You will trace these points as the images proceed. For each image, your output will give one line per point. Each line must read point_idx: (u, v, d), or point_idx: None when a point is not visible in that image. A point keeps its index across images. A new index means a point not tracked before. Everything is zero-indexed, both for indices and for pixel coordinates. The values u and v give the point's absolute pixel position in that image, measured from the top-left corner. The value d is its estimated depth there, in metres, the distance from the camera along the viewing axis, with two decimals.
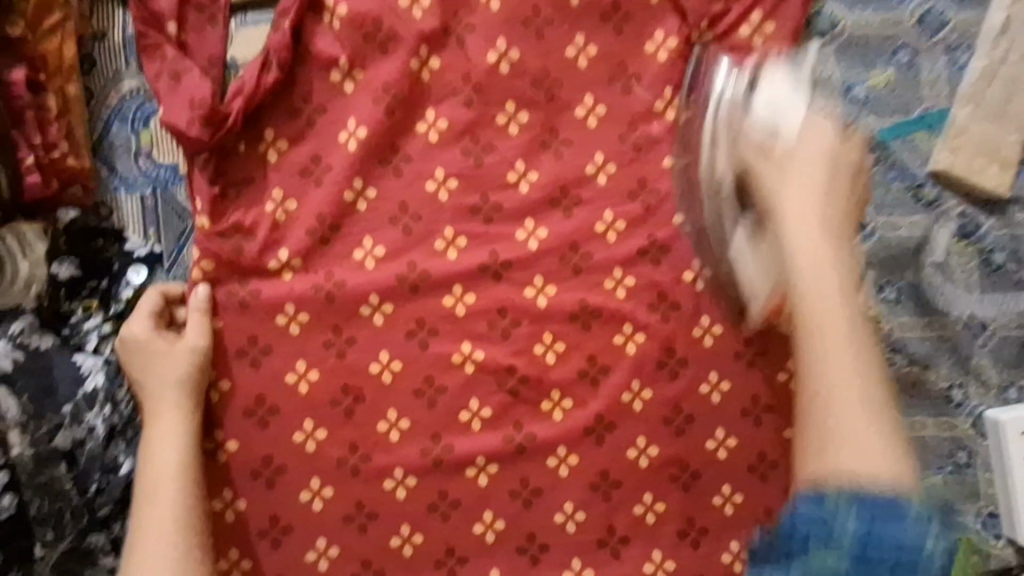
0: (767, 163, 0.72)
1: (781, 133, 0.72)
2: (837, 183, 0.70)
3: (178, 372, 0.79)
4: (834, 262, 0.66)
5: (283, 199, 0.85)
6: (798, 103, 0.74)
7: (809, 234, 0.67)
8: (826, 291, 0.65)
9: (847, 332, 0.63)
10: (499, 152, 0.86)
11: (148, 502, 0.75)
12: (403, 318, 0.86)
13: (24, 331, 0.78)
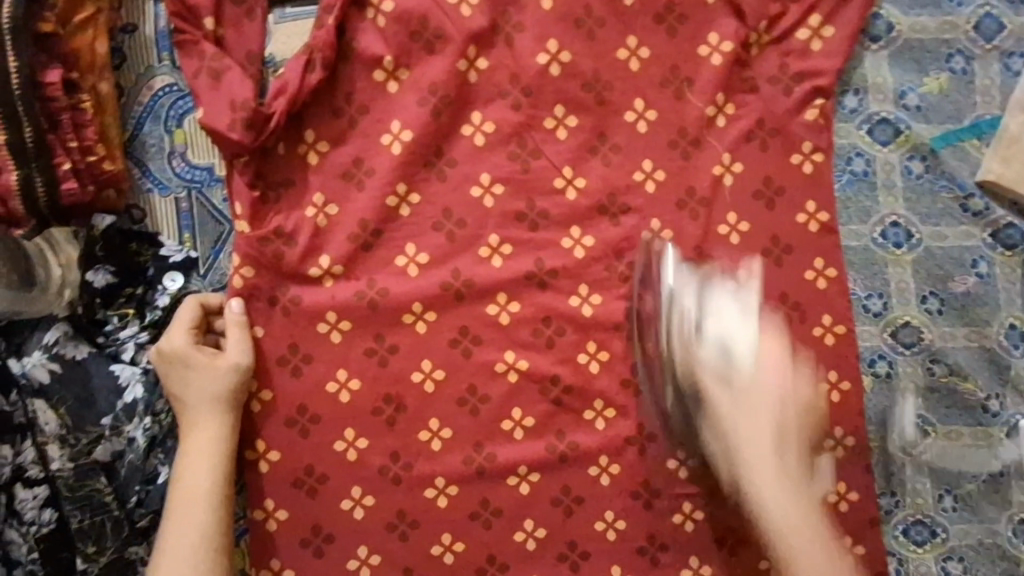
0: (719, 389, 0.68)
1: (734, 352, 0.69)
2: (790, 409, 0.68)
3: (217, 386, 0.77)
4: (783, 449, 0.66)
5: (323, 204, 0.82)
6: (749, 329, 0.70)
7: (750, 418, 0.67)
8: (761, 462, 0.66)
9: (811, 533, 0.64)
10: (547, 157, 0.84)
11: (178, 520, 0.74)
12: (447, 326, 0.85)
13: (57, 341, 0.77)
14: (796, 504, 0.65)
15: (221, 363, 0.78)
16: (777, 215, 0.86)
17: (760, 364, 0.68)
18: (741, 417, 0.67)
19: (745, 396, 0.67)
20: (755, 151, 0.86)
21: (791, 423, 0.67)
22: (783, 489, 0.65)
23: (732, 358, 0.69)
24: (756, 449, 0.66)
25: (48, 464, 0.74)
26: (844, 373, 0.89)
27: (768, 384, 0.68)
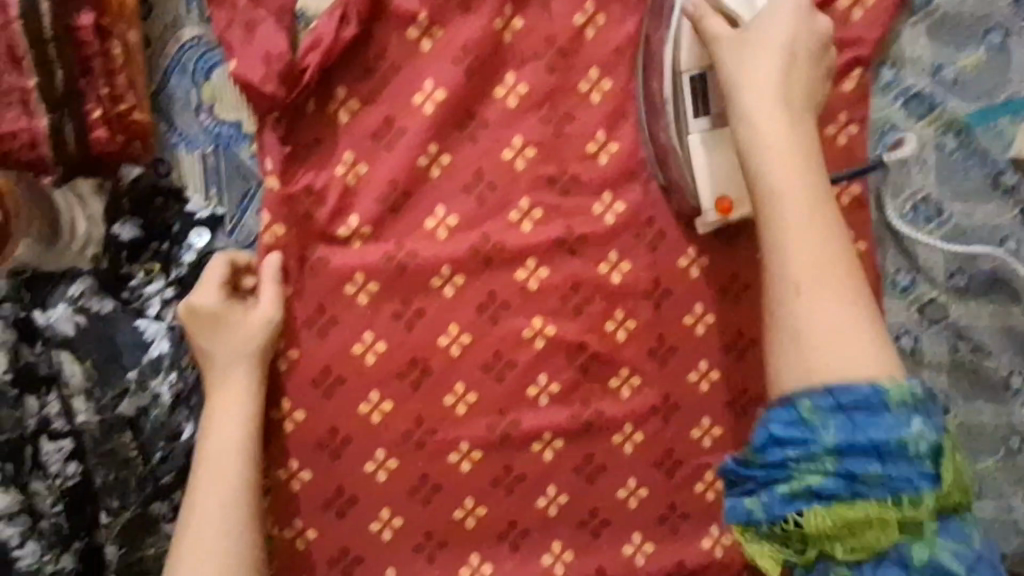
0: (730, 53, 0.72)
1: (750, 36, 0.71)
2: (794, 74, 0.70)
3: (247, 345, 0.76)
4: (795, 144, 0.68)
5: (353, 163, 0.81)
6: (773, 8, 0.71)
7: (774, 115, 0.68)
8: (779, 162, 0.67)
9: (816, 227, 0.65)
10: (581, 122, 0.84)
11: (207, 478, 0.73)
12: (475, 290, 0.84)
13: (83, 294, 0.75)
14: (816, 240, 0.65)
15: (251, 321, 0.77)
16: None
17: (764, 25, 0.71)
18: (782, 166, 0.67)
19: (748, 42, 0.71)
20: None
21: (818, 182, 0.66)
22: (801, 192, 0.66)
23: (740, 10, 0.73)
24: (773, 142, 0.67)
25: (72, 417, 0.73)
26: None
27: (787, 33, 0.70)
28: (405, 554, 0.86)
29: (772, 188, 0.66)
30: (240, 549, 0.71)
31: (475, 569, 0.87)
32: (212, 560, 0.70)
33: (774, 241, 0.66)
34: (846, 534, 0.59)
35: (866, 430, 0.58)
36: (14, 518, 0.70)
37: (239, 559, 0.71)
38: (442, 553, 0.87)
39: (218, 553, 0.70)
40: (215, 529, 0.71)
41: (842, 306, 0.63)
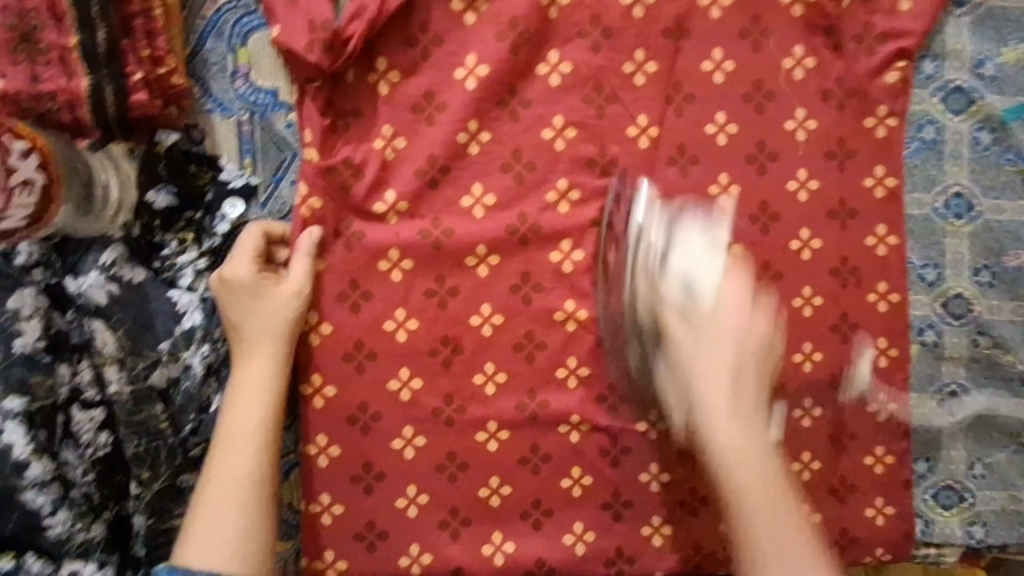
0: (684, 318, 0.68)
1: (696, 292, 0.68)
2: (749, 348, 0.66)
3: (277, 318, 0.75)
4: (749, 393, 0.65)
5: (392, 137, 0.80)
6: (713, 263, 0.69)
7: (729, 410, 0.64)
8: (744, 460, 0.64)
9: (779, 515, 0.63)
10: (622, 104, 0.83)
11: (227, 452, 0.72)
12: (509, 270, 0.84)
13: (115, 262, 0.74)
14: (781, 523, 0.63)
15: (282, 294, 0.76)
16: (846, 177, 0.87)
17: (716, 296, 0.67)
18: (745, 442, 0.64)
19: (695, 325, 0.67)
20: (829, 109, 0.85)
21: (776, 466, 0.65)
22: (755, 456, 0.64)
23: (689, 295, 0.68)
24: (724, 412, 0.64)
25: (104, 387, 0.72)
26: (894, 340, 0.91)
27: (729, 309, 0.67)
28: (430, 530, 0.86)
29: (733, 473, 0.64)
30: (255, 525, 0.70)
31: (497, 546, 0.87)
32: (227, 537, 0.69)
33: (738, 516, 0.64)
34: None
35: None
36: (47, 487, 0.69)
37: (253, 537, 0.69)
38: (466, 530, 0.86)
39: (232, 528, 0.69)
40: (231, 503, 0.70)
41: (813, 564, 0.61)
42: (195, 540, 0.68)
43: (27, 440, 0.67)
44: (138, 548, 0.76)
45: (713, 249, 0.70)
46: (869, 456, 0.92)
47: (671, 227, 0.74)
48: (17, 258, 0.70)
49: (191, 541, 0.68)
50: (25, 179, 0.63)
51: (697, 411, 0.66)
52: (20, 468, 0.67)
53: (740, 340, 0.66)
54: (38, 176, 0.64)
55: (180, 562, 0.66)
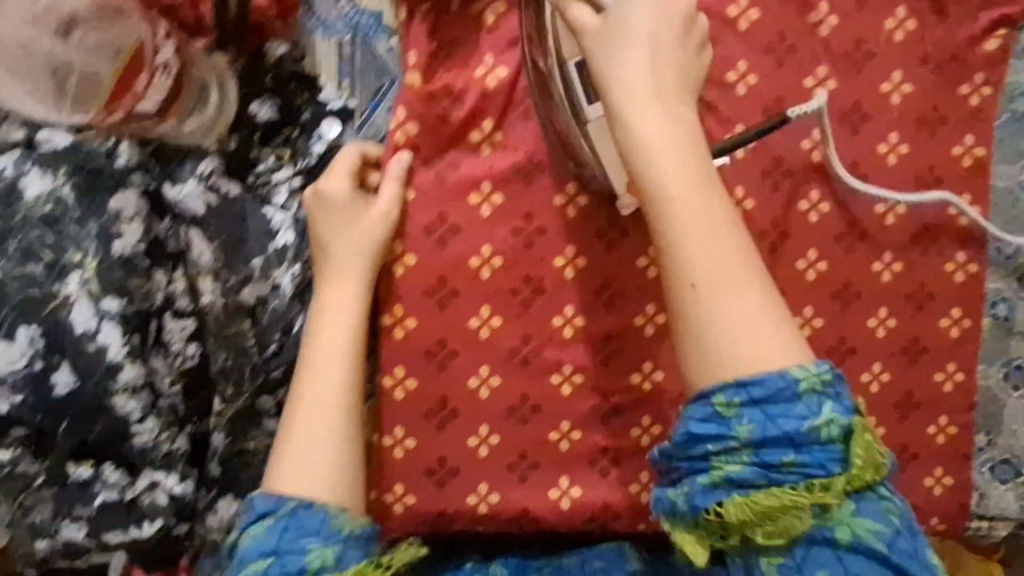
0: (610, 67, 0.69)
1: (626, 32, 0.69)
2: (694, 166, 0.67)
3: (367, 241, 0.73)
4: (684, 167, 0.67)
5: (494, 68, 0.80)
6: (628, 2, 0.69)
7: (690, 218, 0.66)
8: (662, 147, 0.67)
9: (704, 210, 0.66)
10: (723, 49, 0.83)
11: (315, 374, 0.71)
12: (596, 213, 0.83)
13: (212, 173, 0.73)
14: (701, 212, 0.66)
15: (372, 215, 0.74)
16: (938, 143, 0.86)
17: (624, 1, 0.69)
18: (654, 118, 0.68)
19: (609, 30, 0.69)
20: (926, 73, 0.85)
21: (693, 126, 0.69)
22: (714, 242, 0.65)
23: (613, 64, 0.69)
24: (677, 175, 0.67)
25: (197, 297, 0.72)
26: (967, 312, 0.91)
27: (651, 26, 0.69)
28: (498, 471, 0.85)
29: (689, 263, 0.65)
30: (344, 451, 0.69)
31: (564, 491, 0.86)
32: (320, 461, 0.68)
33: (705, 321, 0.64)
34: (765, 521, 0.60)
35: (778, 420, 0.60)
36: (137, 393, 0.69)
37: (346, 461, 0.69)
38: (534, 473, 0.86)
39: (321, 452, 0.69)
40: (324, 427, 0.69)
41: (725, 231, 0.66)
42: (286, 463, 0.68)
43: (122, 343, 0.68)
44: (213, 468, 0.77)
45: (649, 2, 0.70)
46: (933, 425, 0.93)
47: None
48: (118, 161, 0.70)
49: (282, 468, 0.68)
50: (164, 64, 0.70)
51: (640, 152, 0.67)
52: (112, 370, 0.67)
53: (685, 161, 0.67)
54: (174, 61, 0.71)
55: (275, 488, 0.67)
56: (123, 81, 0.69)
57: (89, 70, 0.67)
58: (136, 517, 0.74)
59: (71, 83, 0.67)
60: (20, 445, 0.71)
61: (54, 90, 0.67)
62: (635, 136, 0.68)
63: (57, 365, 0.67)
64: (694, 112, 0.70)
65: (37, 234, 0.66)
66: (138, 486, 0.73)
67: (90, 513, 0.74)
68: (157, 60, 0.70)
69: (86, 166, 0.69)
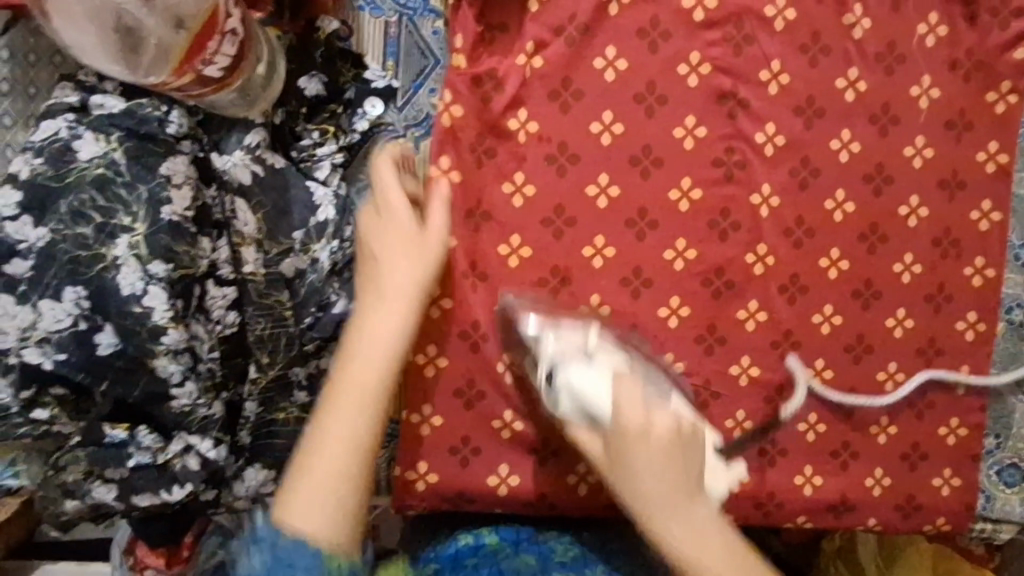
0: (593, 444, 0.75)
1: (598, 416, 0.73)
2: (675, 458, 0.70)
3: (416, 272, 0.71)
4: (677, 479, 0.70)
5: (534, 54, 0.82)
6: (605, 389, 0.73)
7: (676, 527, 0.70)
8: (673, 518, 0.70)
9: (723, 547, 0.70)
10: (760, 45, 0.85)
11: (337, 409, 0.67)
12: (627, 203, 0.85)
13: (259, 144, 0.75)
14: (699, 524, 0.70)
15: (425, 242, 0.72)
16: (961, 148, 0.89)
17: (599, 385, 0.73)
18: (641, 464, 0.70)
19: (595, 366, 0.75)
20: (954, 79, 0.88)
21: (675, 415, 0.73)
22: (695, 523, 0.70)
23: (588, 414, 0.74)
24: (670, 515, 0.70)
25: (240, 266, 0.74)
26: (983, 315, 0.93)
27: (624, 391, 0.73)
28: (519, 454, 0.87)
29: (704, 558, 0.69)
30: (353, 495, 0.66)
31: (582, 477, 0.88)
32: (327, 502, 0.65)
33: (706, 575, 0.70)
34: None
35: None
36: (179, 356, 0.69)
37: (352, 507, 0.66)
38: (553, 459, 0.87)
39: (332, 491, 0.65)
40: (337, 469, 0.65)
41: (728, 538, 0.71)
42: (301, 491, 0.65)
43: (167, 306, 0.68)
44: (244, 437, 0.79)
45: (602, 374, 0.74)
46: (944, 427, 0.95)
47: (558, 335, 0.78)
48: (169, 127, 0.71)
49: (298, 496, 0.65)
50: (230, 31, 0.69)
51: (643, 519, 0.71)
52: (156, 334, 0.68)
53: (649, 450, 0.70)
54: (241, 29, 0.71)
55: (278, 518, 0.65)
56: (195, 46, 0.67)
57: (162, 40, 0.68)
58: (168, 480, 0.75)
59: (149, 54, 0.69)
60: (58, 404, 0.73)
61: (135, 61, 0.69)
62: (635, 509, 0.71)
63: (101, 326, 0.68)
64: (687, 437, 0.72)
65: (88, 195, 0.67)
66: (170, 449, 0.75)
67: (122, 475, 0.75)
68: (225, 27, 0.68)
69: (139, 130, 0.69)
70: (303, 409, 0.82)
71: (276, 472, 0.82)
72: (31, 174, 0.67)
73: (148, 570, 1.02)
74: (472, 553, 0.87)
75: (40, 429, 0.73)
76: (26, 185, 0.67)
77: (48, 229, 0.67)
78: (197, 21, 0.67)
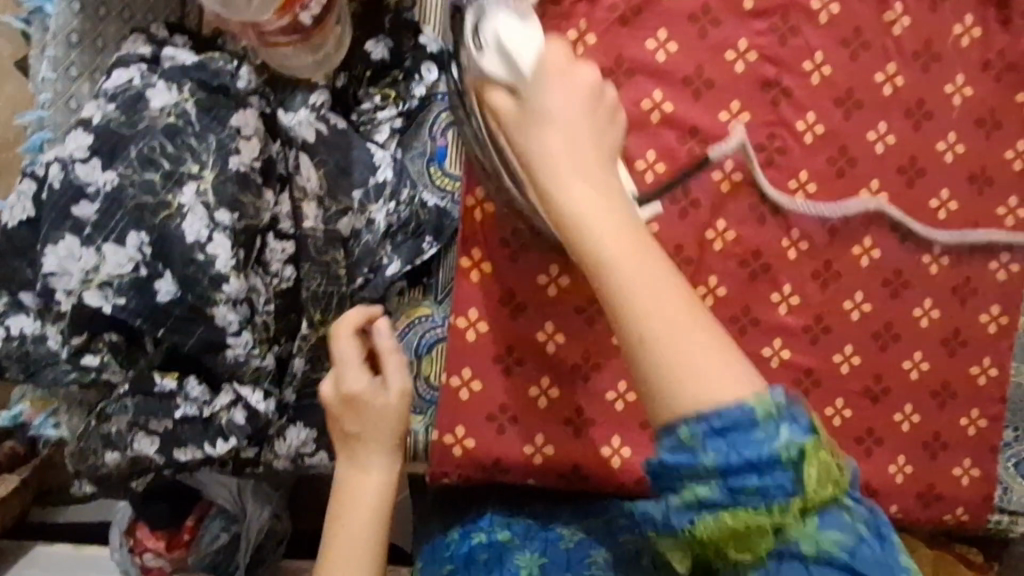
0: (509, 106, 0.73)
1: (518, 67, 0.73)
2: (590, 169, 0.70)
3: (392, 422, 0.76)
4: (585, 169, 0.69)
5: (583, 33, 0.85)
6: (534, 48, 0.74)
7: (599, 209, 0.67)
8: (577, 193, 0.68)
9: (636, 252, 0.64)
10: (805, 36, 0.88)
11: (338, 561, 0.72)
12: (671, 181, 0.87)
13: (322, 105, 0.80)
14: (612, 215, 0.66)
15: (392, 401, 0.75)
16: (992, 145, 0.92)
17: (538, 83, 0.73)
18: (570, 118, 0.72)
19: (524, 114, 0.72)
20: (987, 78, 0.91)
21: (612, 147, 0.73)
22: (612, 220, 0.66)
23: (514, 75, 0.73)
24: (604, 232, 0.65)
25: (300, 221, 0.79)
26: (1007, 309, 0.96)
27: (552, 61, 0.75)
28: (554, 424, 0.87)
29: (638, 307, 0.61)
30: None
31: (615, 450, 0.87)
32: None
33: (644, 316, 0.61)
34: (731, 540, 0.58)
35: (741, 449, 0.56)
36: (238, 305, 0.72)
37: None
38: (589, 431, 0.87)
39: None
40: None
41: (667, 276, 0.63)
42: None
43: (230, 255, 0.71)
44: (290, 394, 0.81)
45: (537, 40, 0.75)
46: (965, 417, 0.97)
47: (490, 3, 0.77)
48: (239, 83, 0.75)
49: None
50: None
51: (538, 168, 0.70)
52: (217, 282, 0.70)
53: (573, 144, 0.71)
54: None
55: None
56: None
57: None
58: (212, 433, 0.76)
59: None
60: (109, 351, 0.73)
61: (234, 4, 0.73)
62: (542, 183, 0.70)
63: (160, 273, 0.69)
64: (609, 163, 0.72)
65: (159, 142, 0.70)
66: (217, 403, 0.75)
67: (166, 427, 0.75)
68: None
69: (211, 83, 0.74)
70: None
71: (318, 432, 0.81)
72: (103, 119, 0.70)
73: (148, 552, 1.08)
74: (485, 550, 0.89)
75: (89, 376, 0.73)
76: (98, 129, 0.70)
77: (116, 173, 0.69)
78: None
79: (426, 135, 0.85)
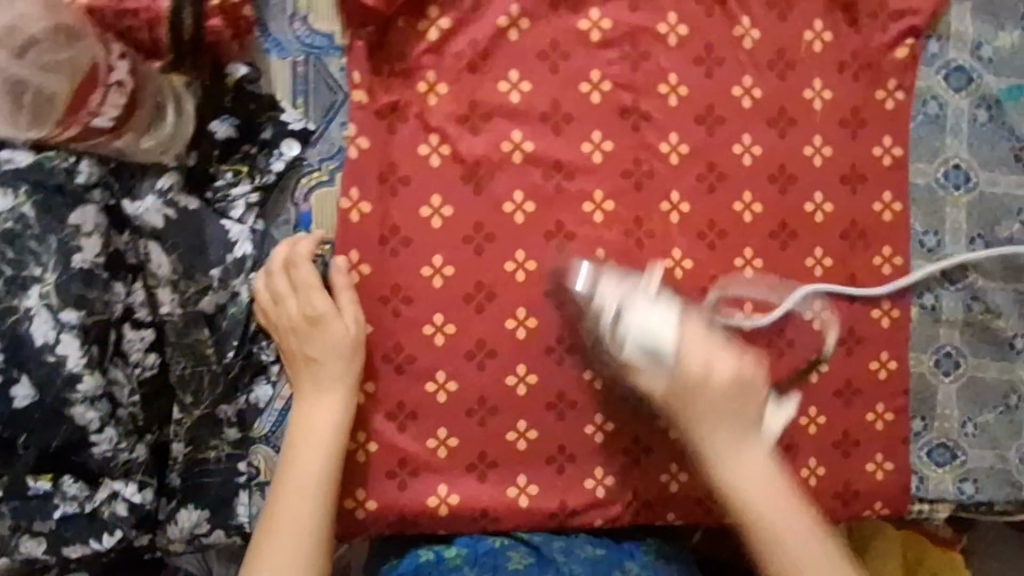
0: (658, 375, 0.79)
1: (660, 353, 0.78)
2: (719, 443, 0.78)
3: (343, 352, 0.80)
4: (729, 437, 0.78)
5: (435, 83, 0.86)
6: (666, 320, 0.78)
7: (757, 469, 0.77)
8: (726, 450, 0.78)
9: (784, 508, 0.76)
10: (657, 61, 0.89)
11: (288, 494, 0.75)
12: (544, 217, 0.88)
13: (170, 188, 0.82)
14: (745, 469, 0.77)
15: (348, 329, 0.80)
16: (858, 145, 0.93)
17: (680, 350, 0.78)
18: (746, 446, 0.78)
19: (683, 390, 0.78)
20: (844, 81, 0.93)
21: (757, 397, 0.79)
22: (774, 492, 0.76)
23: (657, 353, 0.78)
24: (747, 482, 0.77)
25: (156, 307, 0.81)
26: (896, 302, 0.97)
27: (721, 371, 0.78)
28: (457, 474, 0.87)
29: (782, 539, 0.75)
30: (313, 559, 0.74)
31: (521, 489, 0.88)
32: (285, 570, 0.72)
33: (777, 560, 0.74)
34: None
35: None
36: (97, 402, 0.74)
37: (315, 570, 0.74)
38: (493, 473, 0.88)
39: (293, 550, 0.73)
40: (296, 543, 0.73)
41: (799, 520, 0.76)
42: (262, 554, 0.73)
43: (80, 353, 0.73)
44: (174, 478, 0.82)
45: (673, 318, 0.78)
46: (871, 412, 0.97)
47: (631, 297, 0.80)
48: (78, 178, 0.77)
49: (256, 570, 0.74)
50: (113, 85, 0.78)
51: (687, 418, 0.78)
52: (72, 381, 0.73)
53: (711, 395, 0.77)
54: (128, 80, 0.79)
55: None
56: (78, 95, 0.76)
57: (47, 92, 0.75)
58: (97, 528, 0.77)
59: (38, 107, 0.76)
60: None
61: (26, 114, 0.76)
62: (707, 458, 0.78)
63: (18, 378, 0.72)
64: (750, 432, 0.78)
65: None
66: (97, 498, 0.76)
67: (50, 528, 0.75)
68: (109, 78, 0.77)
69: (46, 184, 0.76)
70: (234, 444, 0.84)
71: (210, 510, 0.82)
72: None
73: None
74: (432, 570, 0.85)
75: None
76: None
77: None
78: (82, 75, 0.76)
79: (290, 204, 0.88)
